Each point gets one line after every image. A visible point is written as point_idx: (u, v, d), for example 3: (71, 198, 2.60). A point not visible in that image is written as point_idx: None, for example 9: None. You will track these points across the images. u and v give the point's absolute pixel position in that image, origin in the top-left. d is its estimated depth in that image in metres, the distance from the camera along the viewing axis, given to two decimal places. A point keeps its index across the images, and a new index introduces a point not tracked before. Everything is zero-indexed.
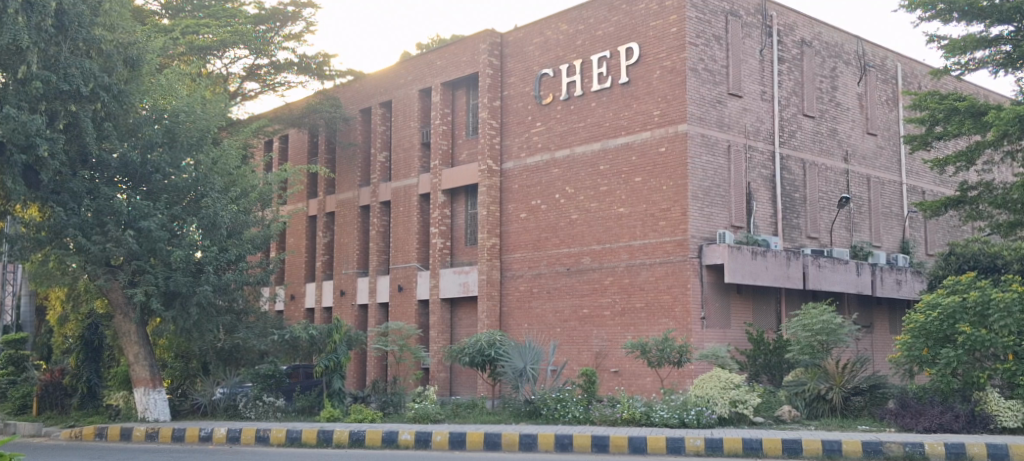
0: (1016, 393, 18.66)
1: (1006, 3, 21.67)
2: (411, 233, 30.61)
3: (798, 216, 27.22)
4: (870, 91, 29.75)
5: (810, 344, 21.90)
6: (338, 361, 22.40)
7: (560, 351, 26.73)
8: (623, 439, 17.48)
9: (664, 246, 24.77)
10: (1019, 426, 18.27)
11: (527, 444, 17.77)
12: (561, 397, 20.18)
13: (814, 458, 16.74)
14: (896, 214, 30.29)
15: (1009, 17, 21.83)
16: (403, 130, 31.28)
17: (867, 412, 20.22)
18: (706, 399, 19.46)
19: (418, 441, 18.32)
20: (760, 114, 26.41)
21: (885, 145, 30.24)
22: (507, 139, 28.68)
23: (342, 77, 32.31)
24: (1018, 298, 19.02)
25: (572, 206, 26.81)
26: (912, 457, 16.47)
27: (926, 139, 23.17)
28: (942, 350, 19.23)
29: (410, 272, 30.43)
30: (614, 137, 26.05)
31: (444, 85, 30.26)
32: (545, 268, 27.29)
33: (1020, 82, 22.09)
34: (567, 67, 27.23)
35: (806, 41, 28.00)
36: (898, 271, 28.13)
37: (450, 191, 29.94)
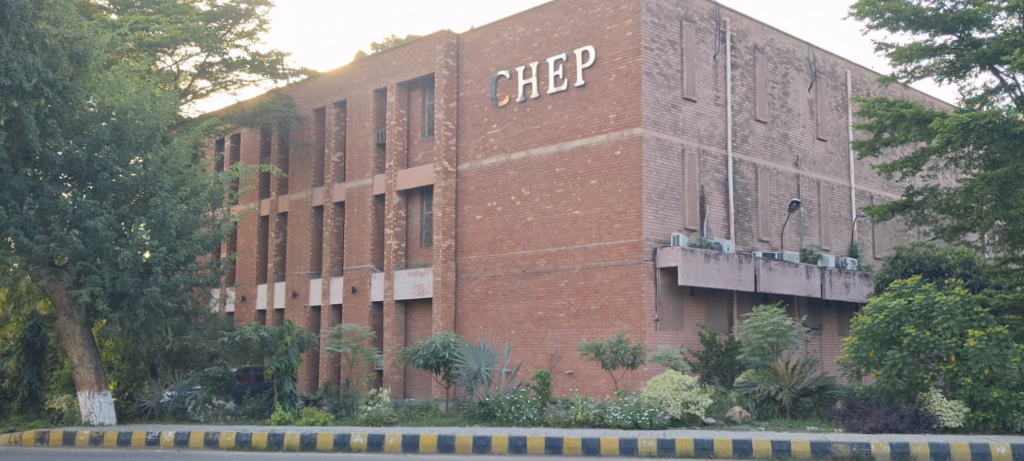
0: (958, 394, 18.84)
1: (949, 14, 21.98)
2: (365, 234, 30.44)
3: (750, 220, 27.44)
4: (820, 97, 30.08)
5: (760, 346, 21.97)
6: (289, 363, 22.30)
7: (515, 353, 26.73)
8: (576, 441, 17.47)
9: (619, 249, 24.85)
10: (959, 425, 18.47)
11: (480, 447, 17.68)
12: (515, 399, 20.09)
13: (764, 458, 16.96)
14: (845, 218, 30.65)
15: (953, 26, 22.10)
16: (358, 130, 31.10)
17: (816, 413, 20.33)
18: (658, 400, 19.64)
19: (370, 444, 18.18)
20: (714, 118, 26.60)
21: (835, 150, 30.58)
22: (462, 140, 28.60)
23: (295, 76, 32.05)
24: (961, 301, 19.37)
25: (528, 208, 26.81)
26: (859, 456, 16.80)
27: (873, 145, 23.45)
28: (888, 352, 19.46)
29: (364, 274, 30.24)
30: (570, 140, 26.08)
31: (399, 85, 30.12)
32: (500, 270, 27.25)
33: (965, 90, 22.32)
34: (523, 69, 27.21)
35: (759, 47, 28.24)
36: (846, 275, 28.50)
37: (404, 193, 29.79)
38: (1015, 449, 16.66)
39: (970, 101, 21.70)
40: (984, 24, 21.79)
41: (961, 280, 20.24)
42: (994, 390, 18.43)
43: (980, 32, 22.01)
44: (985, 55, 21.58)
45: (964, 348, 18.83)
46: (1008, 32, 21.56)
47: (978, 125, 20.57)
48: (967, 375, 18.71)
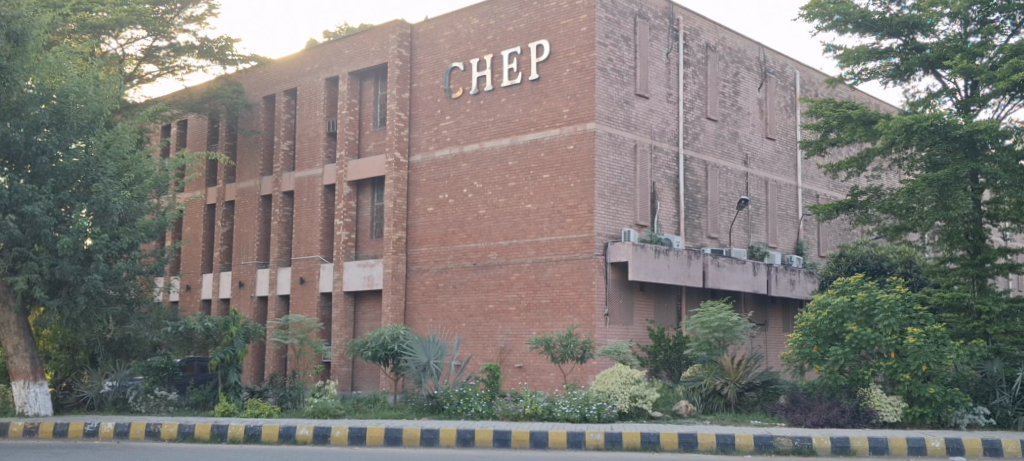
0: (896, 390, 19.23)
1: (895, 17, 22.22)
2: (314, 224, 30.19)
3: (699, 217, 27.63)
4: (769, 97, 30.34)
5: (708, 341, 22.08)
6: (234, 354, 21.91)
7: (464, 346, 26.67)
8: (524, 434, 17.46)
9: (570, 244, 24.89)
10: (898, 420, 18.89)
11: (428, 440, 17.61)
12: (465, 393, 20.06)
13: (708, 452, 17.08)
14: (791, 216, 30.97)
15: (898, 30, 22.36)
16: (308, 119, 30.82)
17: (759, 407, 20.67)
18: (607, 394, 19.72)
19: (316, 436, 18.02)
20: (666, 115, 26.71)
21: (783, 150, 30.87)
22: (415, 132, 28.46)
23: (244, 63, 31.72)
24: (902, 299, 19.61)
25: (480, 201, 26.76)
26: (801, 451, 17.03)
27: (820, 145, 23.64)
28: (831, 348, 19.75)
29: (313, 264, 30.02)
30: (523, 133, 26.05)
31: (352, 75, 29.90)
32: (451, 262, 27.17)
33: (909, 94, 22.59)
34: (477, 61, 27.13)
35: (710, 46, 28.41)
36: (792, 272, 28.88)
37: (355, 184, 29.60)
38: (949, 443, 17.23)
39: (913, 104, 21.96)
40: (928, 29, 22.04)
41: (902, 279, 20.53)
42: (931, 387, 18.87)
43: (924, 36, 22.28)
44: (928, 59, 21.83)
45: (904, 345, 19.13)
46: (951, 37, 21.85)
47: (921, 127, 20.74)
48: (906, 371, 19.06)
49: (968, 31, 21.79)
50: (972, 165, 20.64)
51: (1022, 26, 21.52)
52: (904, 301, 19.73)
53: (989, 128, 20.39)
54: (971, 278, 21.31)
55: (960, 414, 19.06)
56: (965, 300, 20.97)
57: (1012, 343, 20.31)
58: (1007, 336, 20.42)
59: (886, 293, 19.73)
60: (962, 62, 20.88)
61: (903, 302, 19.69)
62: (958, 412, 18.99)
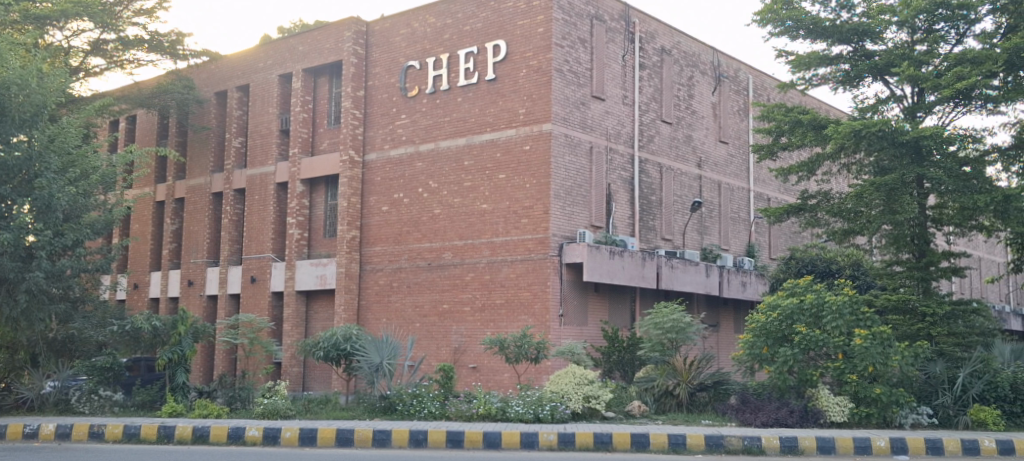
0: (843, 390, 19.44)
1: (846, 24, 22.43)
2: (266, 222, 29.92)
3: (654, 218, 27.75)
4: (723, 101, 30.54)
5: (660, 342, 22.07)
6: (182, 354, 21.67)
7: (418, 346, 26.56)
8: (477, 434, 17.40)
9: (525, 244, 24.89)
10: (845, 420, 19.11)
11: (380, 441, 17.48)
12: (417, 393, 19.96)
13: (660, 452, 17.20)
14: (743, 219, 31.20)
15: (848, 37, 22.58)
16: (261, 116, 30.52)
17: (710, 407, 20.73)
18: (560, 394, 19.76)
19: (265, 437, 17.82)
20: (622, 117, 26.79)
21: (736, 153, 31.08)
22: (369, 130, 28.27)
23: (195, 58, 31.39)
24: (850, 301, 19.80)
25: (435, 201, 26.66)
26: (750, 450, 17.16)
27: (772, 149, 23.69)
28: (780, 349, 19.79)
29: (264, 263, 29.72)
30: (478, 133, 25.99)
31: (306, 71, 29.67)
32: (406, 262, 27.04)
33: (858, 100, 22.82)
34: (433, 60, 27.03)
35: (665, 49, 28.54)
36: (743, 274, 29.11)
37: (308, 181, 29.36)
38: (893, 443, 17.54)
39: (861, 110, 22.15)
40: (876, 36, 22.29)
41: (850, 281, 20.81)
42: (877, 387, 19.10)
43: (873, 43, 22.51)
44: (877, 66, 22.07)
45: (851, 346, 19.30)
46: (899, 45, 22.10)
47: (869, 132, 20.95)
48: (853, 372, 19.26)
49: (915, 39, 22.05)
50: (918, 170, 20.86)
51: (965, 36, 21.86)
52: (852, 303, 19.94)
53: (935, 135, 20.58)
54: (917, 280, 21.60)
55: (904, 413, 19.44)
56: (910, 303, 21.23)
57: (955, 344, 20.79)
58: (950, 338, 20.86)
59: (834, 295, 19.94)
60: (909, 69, 21.12)
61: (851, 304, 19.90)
62: (902, 412, 19.36)
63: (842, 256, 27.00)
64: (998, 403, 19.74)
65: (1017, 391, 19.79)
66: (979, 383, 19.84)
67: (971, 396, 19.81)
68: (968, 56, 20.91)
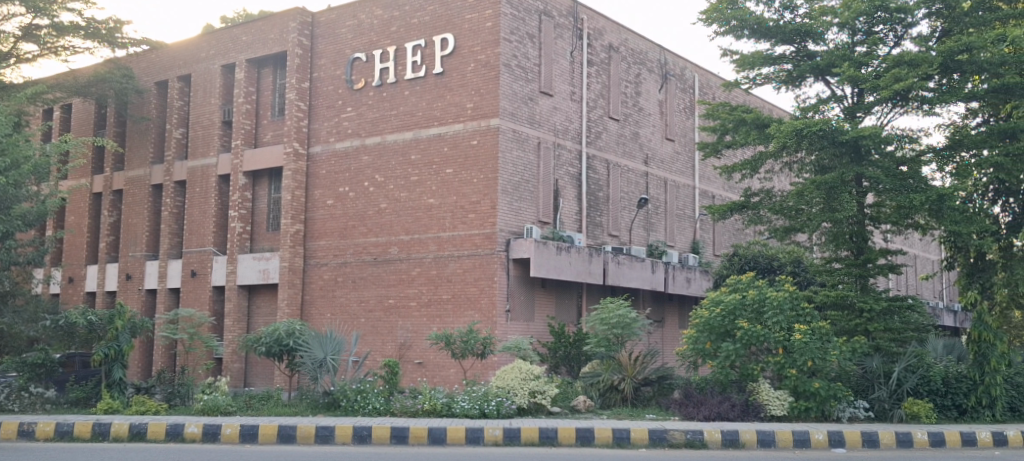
0: (783, 384, 19.60)
1: (788, 25, 22.61)
2: (208, 215, 29.51)
3: (600, 214, 27.81)
4: (669, 99, 30.70)
5: (606, 337, 22.08)
6: (119, 349, 21.17)
7: (363, 342, 26.36)
8: (422, 430, 17.28)
9: (472, 239, 24.81)
10: (784, 414, 19.27)
11: (323, 437, 17.30)
12: (362, 389, 19.76)
13: (604, 446, 17.25)
14: (688, 216, 31.39)
15: (791, 37, 22.78)
16: (202, 107, 30.07)
17: (654, 402, 20.77)
18: (506, 390, 19.70)
19: (205, 434, 17.55)
20: (569, 113, 26.81)
21: (681, 151, 31.24)
22: (314, 122, 27.95)
23: (134, 47, 30.86)
24: (790, 297, 20.03)
25: (381, 195, 26.48)
26: (693, 444, 17.36)
27: (716, 147, 23.70)
28: (723, 344, 19.99)
29: (205, 257, 29.33)
30: (426, 127, 25.85)
31: (249, 62, 29.29)
32: (351, 257, 26.80)
33: (800, 100, 23.00)
34: (380, 53, 26.80)
35: (613, 46, 28.61)
36: (688, 270, 29.30)
37: (251, 174, 28.99)
38: (831, 436, 17.81)
39: (803, 109, 22.31)
40: (819, 37, 22.49)
41: (791, 277, 20.94)
42: (816, 381, 19.31)
43: (815, 44, 22.72)
44: (818, 66, 22.25)
45: (792, 341, 19.52)
46: (840, 47, 22.33)
47: (810, 132, 21.11)
48: (793, 367, 19.46)
49: (855, 41, 22.30)
50: (857, 170, 21.13)
51: (903, 39, 22.13)
52: (793, 299, 20.18)
53: (874, 135, 20.76)
54: (854, 278, 21.78)
55: (841, 408, 19.68)
56: (848, 299, 21.50)
57: (890, 340, 21.12)
58: (885, 333, 21.17)
59: (775, 291, 20.14)
60: (850, 70, 21.30)
61: (792, 300, 20.15)
62: (840, 406, 19.57)
63: (784, 252, 28.77)
64: (931, 397, 20.31)
65: (948, 384, 20.43)
66: (914, 376, 20.29)
67: (905, 390, 20.23)
68: (906, 58, 21.04)
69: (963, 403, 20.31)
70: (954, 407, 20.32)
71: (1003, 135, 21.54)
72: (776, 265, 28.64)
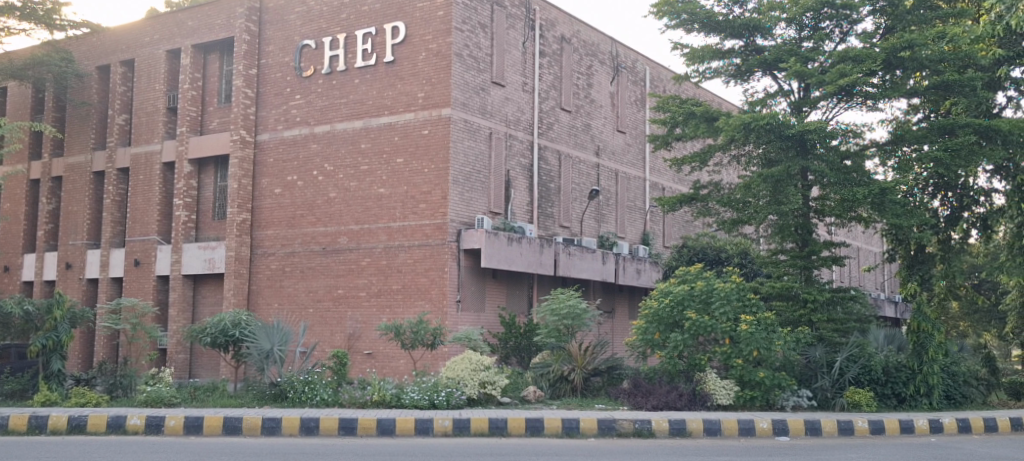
0: (729, 374, 19.80)
1: (737, 19, 22.68)
2: (152, 204, 29.07)
3: (552, 205, 27.84)
4: (621, 91, 30.78)
5: (556, 328, 22.05)
6: (57, 340, 20.89)
7: (311, 332, 26.13)
8: (371, 421, 17.14)
9: (423, 230, 24.70)
10: (731, 403, 19.51)
11: (270, 429, 17.10)
12: (310, 380, 19.52)
13: (554, 436, 17.23)
14: (639, 207, 31.50)
15: (739, 32, 22.88)
16: (146, 92, 29.58)
17: (603, 392, 20.92)
18: (456, 380, 19.59)
19: (147, 426, 17.26)
20: (521, 104, 26.76)
21: (632, 143, 31.33)
22: (261, 110, 27.56)
23: (74, 29, 30.27)
24: (737, 289, 20.19)
25: (330, 184, 26.23)
26: (641, 433, 17.43)
27: (666, 139, 23.73)
28: (671, 335, 20.02)
29: (148, 246, 28.90)
30: (376, 116, 25.65)
31: (195, 47, 28.85)
32: (299, 246, 26.54)
33: (748, 94, 23.13)
34: (330, 40, 26.51)
35: (565, 38, 28.60)
36: (638, 261, 29.41)
37: (197, 161, 28.59)
38: (774, 424, 18.00)
39: (751, 103, 22.45)
40: (767, 32, 22.62)
41: (738, 269, 21.09)
42: (760, 371, 19.56)
43: (763, 39, 22.85)
44: (766, 61, 22.38)
45: (738, 332, 19.65)
46: (787, 42, 22.47)
47: (758, 125, 21.14)
48: (739, 356, 19.62)
49: (802, 36, 22.46)
50: (803, 164, 21.27)
51: (848, 35, 22.35)
52: (740, 291, 20.34)
53: (819, 129, 20.92)
54: (799, 269, 21.95)
55: (785, 396, 19.98)
56: (793, 290, 21.53)
57: (834, 330, 21.31)
58: (830, 324, 21.18)
59: (723, 283, 20.27)
60: (796, 65, 21.40)
61: (738, 291, 20.30)
62: (784, 395, 19.88)
63: (732, 244, 29.18)
64: (871, 386, 20.87)
65: (888, 374, 21.03)
66: (855, 366, 20.72)
67: (847, 379, 20.65)
68: (851, 54, 21.21)
69: (902, 392, 20.97)
70: (894, 395, 20.98)
71: (941, 131, 21.64)
72: (724, 256, 29.07)
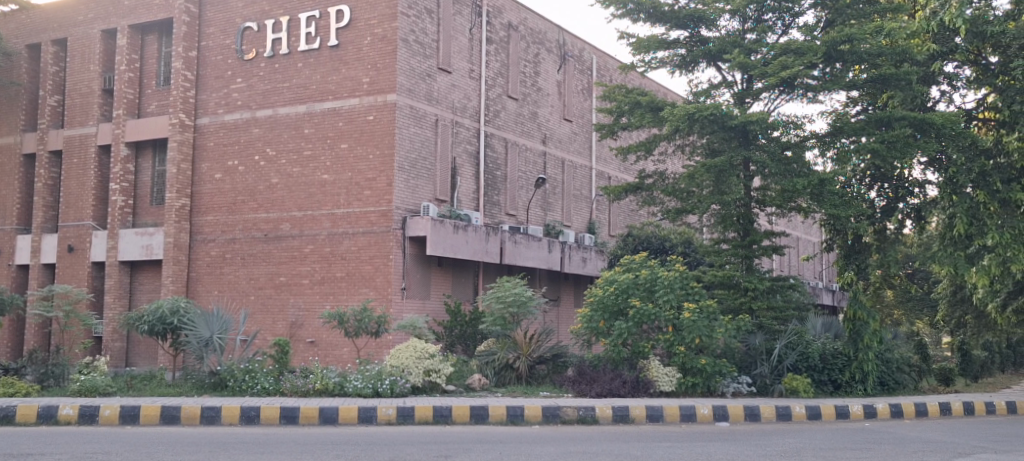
0: (672, 361, 19.90)
1: (682, 10, 22.71)
2: (86, 188, 28.47)
3: (498, 193, 27.74)
4: (568, 79, 30.76)
5: (502, 317, 21.98)
6: None
7: (252, 320, 25.81)
8: (313, 410, 16.95)
9: (367, 217, 24.48)
10: (673, 390, 19.58)
11: (209, 418, 16.86)
12: (250, 369, 19.26)
13: (499, 423, 17.21)
14: (585, 196, 31.53)
15: (685, 23, 22.90)
16: (80, 73, 28.94)
17: (548, 380, 20.89)
18: (401, 369, 19.43)
19: (81, 416, 16.91)
20: (467, 91, 26.63)
21: (579, 132, 31.34)
22: (202, 93, 27.06)
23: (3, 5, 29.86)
24: (681, 278, 20.30)
25: (272, 170, 25.88)
26: (585, 420, 17.45)
27: (612, 129, 23.63)
28: (615, 323, 20.06)
29: (83, 232, 28.29)
30: (320, 101, 25.37)
31: (132, 28, 28.28)
32: (240, 233, 26.14)
33: (692, 84, 23.18)
34: (272, 23, 26.12)
35: (512, 25, 28.48)
36: (584, 250, 29.46)
37: (134, 145, 28.08)
38: (715, 410, 18.17)
39: (695, 94, 22.52)
40: (711, 23, 22.70)
41: (681, 257, 21.20)
42: (702, 358, 19.70)
43: (707, 30, 22.93)
44: (710, 52, 22.47)
45: (681, 320, 19.77)
46: (731, 34, 22.56)
47: (702, 116, 21.20)
48: (681, 344, 19.75)
49: (745, 28, 22.60)
50: (745, 154, 21.42)
51: (790, 28, 22.52)
52: (683, 279, 20.45)
53: (761, 120, 21.04)
54: (741, 258, 22.02)
55: (726, 383, 20.13)
56: (734, 279, 21.65)
57: (773, 318, 21.53)
58: (769, 312, 21.52)
59: (666, 271, 20.37)
60: (739, 56, 21.49)
61: (682, 280, 20.41)
62: (725, 381, 20.00)
63: (676, 233, 29.45)
64: (808, 372, 21.09)
65: (825, 360, 21.28)
66: (793, 353, 20.97)
67: (785, 367, 20.85)
68: (792, 47, 21.37)
69: (838, 378, 21.20)
70: (830, 382, 21.21)
71: (879, 123, 21.82)
72: (668, 245, 29.38)
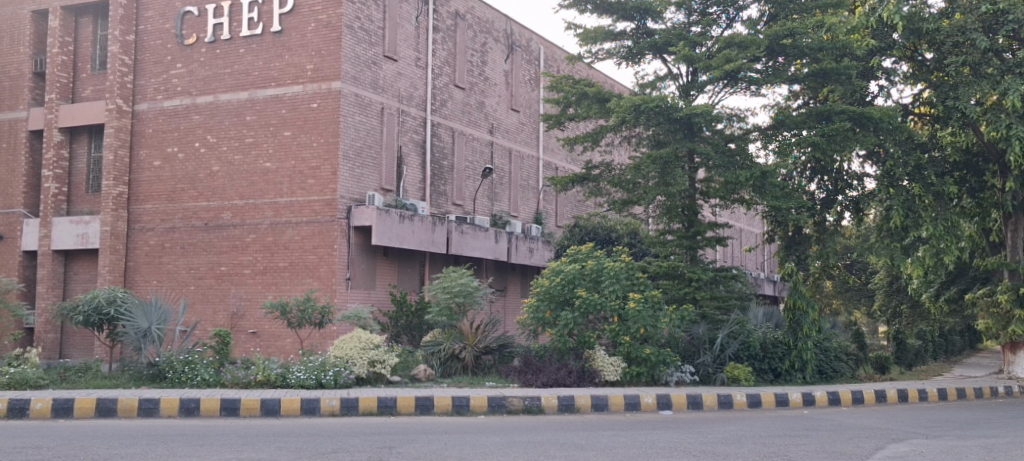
0: (617, 351, 19.91)
1: (628, 1, 22.67)
2: (16, 174, 27.77)
3: (444, 183, 27.55)
4: (515, 69, 30.65)
5: (448, 307, 21.85)
6: None
7: (192, 310, 25.42)
8: (254, 402, 16.71)
9: (311, 206, 24.18)
10: (618, 379, 19.60)
11: (147, 410, 16.52)
12: (189, 360, 18.96)
13: (444, 414, 17.07)
14: (531, 187, 31.49)
15: (631, 15, 22.86)
16: (10, 55, 28.19)
17: (494, 370, 20.82)
18: (345, 359, 19.23)
19: (10, 410, 16.49)
20: (413, 79, 26.41)
21: (526, 122, 31.28)
22: (140, 78, 26.50)
23: None
24: (626, 268, 20.30)
25: (214, 157, 25.44)
26: (531, 410, 17.40)
27: (559, 119, 23.52)
28: (562, 313, 19.99)
29: (13, 219, 27.62)
30: (262, 87, 25.01)
31: (66, 10, 27.62)
32: (180, 222, 25.71)
33: (638, 76, 23.17)
34: (214, 8, 25.69)
35: (459, 14, 28.28)
36: (530, 240, 29.40)
37: (68, 130, 27.47)
38: (659, 399, 18.25)
39: (641, 86, 22.53)
40: (657, 15, 22.70)
41: (627, 248, 21.21)
42: (647, 348, 19.74)
43: (654, 22, 22.93)
44: (656, 44, 22.44)
45: (626, 310, 19.79)
46: (677, 26, 22.59)
47: (647, 108, 21.17)
48: (626, 334, 19.77)
49: (691, 21, 22.61)
50: (690, 145, 21.42)
51: (734, 21, 22.59)
52: (629, 270, 20.45)
53: (705, 113, 21.05)
54: (685, 249, 22.07)
55: (669, 372, 20.20)
56: (678, 269, 21.80)
57: (716, 307, 21.69)
58: (711, 301, 21.67)
59: (612, 262, 20.35)
60: (684, 49, 21.51)
61: (627, 270, 20.41)
62: (669, 370, 20.07)
63: (622, 224, 29.55)
64: (749, 361, 21.24)
65: (765, 349, 21.45)
66: (735, 343, 21.12)
67: (727, 355, 20.99)
68: (736, 40, 21.41)
69: (778, 367, 21.37)
70: (770, 370, 21.36)
71: (820, 117, 21.94)
72: (614, 236, 29.38)
